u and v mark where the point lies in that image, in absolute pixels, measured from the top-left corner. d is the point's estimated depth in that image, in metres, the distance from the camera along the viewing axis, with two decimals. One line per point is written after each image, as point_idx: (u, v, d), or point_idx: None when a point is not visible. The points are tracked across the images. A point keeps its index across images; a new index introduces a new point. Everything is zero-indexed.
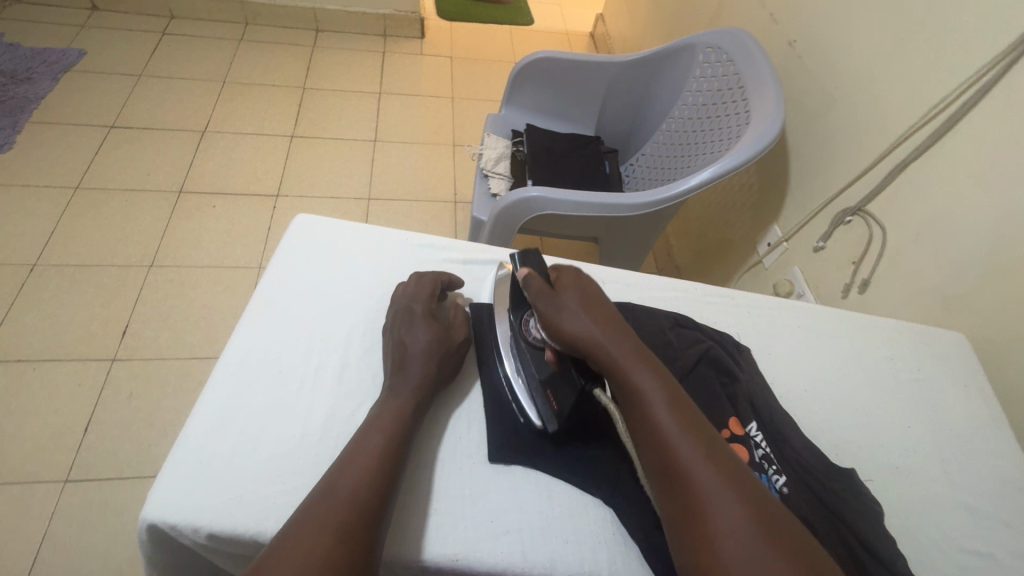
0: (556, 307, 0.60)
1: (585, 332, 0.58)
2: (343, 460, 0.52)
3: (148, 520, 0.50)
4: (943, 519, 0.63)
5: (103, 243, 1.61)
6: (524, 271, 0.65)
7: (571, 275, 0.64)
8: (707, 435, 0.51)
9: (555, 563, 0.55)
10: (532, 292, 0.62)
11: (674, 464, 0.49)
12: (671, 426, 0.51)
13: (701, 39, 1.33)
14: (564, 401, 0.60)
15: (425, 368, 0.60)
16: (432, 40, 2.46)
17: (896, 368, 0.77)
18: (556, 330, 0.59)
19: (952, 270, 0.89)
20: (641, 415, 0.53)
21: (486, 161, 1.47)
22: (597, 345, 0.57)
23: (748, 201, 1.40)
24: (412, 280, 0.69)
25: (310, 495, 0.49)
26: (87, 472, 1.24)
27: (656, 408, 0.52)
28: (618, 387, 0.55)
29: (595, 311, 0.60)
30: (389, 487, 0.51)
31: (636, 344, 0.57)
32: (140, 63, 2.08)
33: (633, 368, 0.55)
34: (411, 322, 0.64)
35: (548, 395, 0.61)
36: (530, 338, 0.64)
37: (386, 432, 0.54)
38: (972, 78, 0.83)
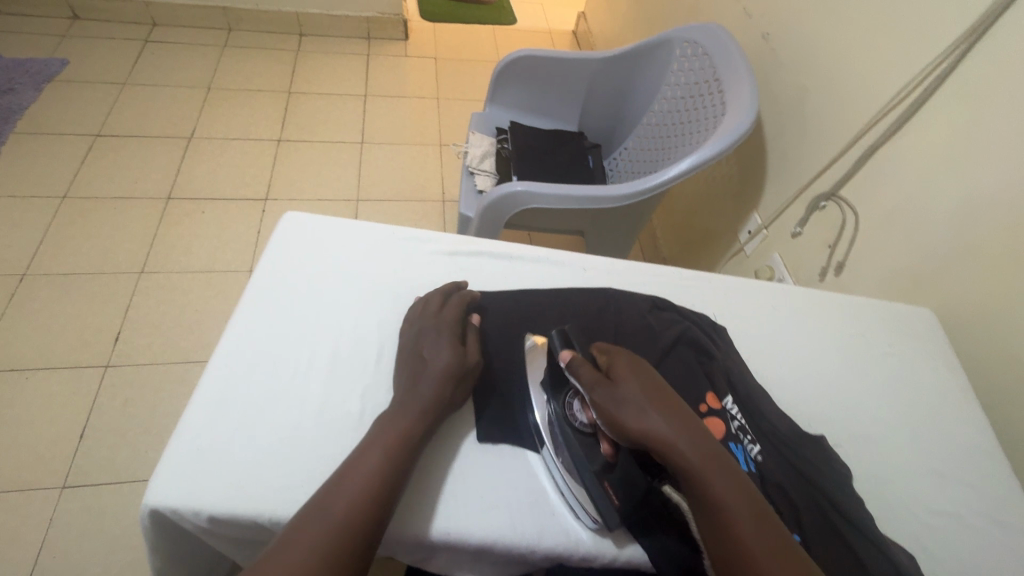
0: (617, 400, 0.55)
1: (653, 431, 0.52)
2: (338, 475, 0.52)
3: (150, 505, 0.52)
4: (912, 483, 0.67)
5: (92, 251, 1.62)
6: (568, 354, 0.61)
7: (627, 360, 0.59)
8: (800, 563, 0.46)
9: (542, 535, 0.57)
10: (586, 381, 0.57)
11: None
12: (761, 552, 0.46)
13: (678, 34, 1.37)
14: (627, 496, 0.55)
15: (438, 388, 0.60)
16: (416, 42, 2.48)
17: (867, 343, 0.80)
18: (619, 426, 0.54)
19: (919, 250, 0.93)
20: (725, 535, 0.48)
21: (472, 158, 1.50)
22: (668, 447, 0.52)
23: (729, 191, 1.43)
24: (431, 300, 0.69)
25: (305, 506, 0.50)
26: (85, 477, 1.25)
27: (742, 528, 0.47)
28: (693, 496, 0.50)
29: (661, 403, 0.54)
30: (394, 493, 0.52)
31: (708, 445, 0.52)
32: (123, 71, 2.09)
33: (712, 477, 0.50)
34: (433, 344, 0.63)
35: (608, 489, 0.55)
36: (579, 425, 0.59)
37: (391, 439, 0.55)
38: (932, 64, 0.87)
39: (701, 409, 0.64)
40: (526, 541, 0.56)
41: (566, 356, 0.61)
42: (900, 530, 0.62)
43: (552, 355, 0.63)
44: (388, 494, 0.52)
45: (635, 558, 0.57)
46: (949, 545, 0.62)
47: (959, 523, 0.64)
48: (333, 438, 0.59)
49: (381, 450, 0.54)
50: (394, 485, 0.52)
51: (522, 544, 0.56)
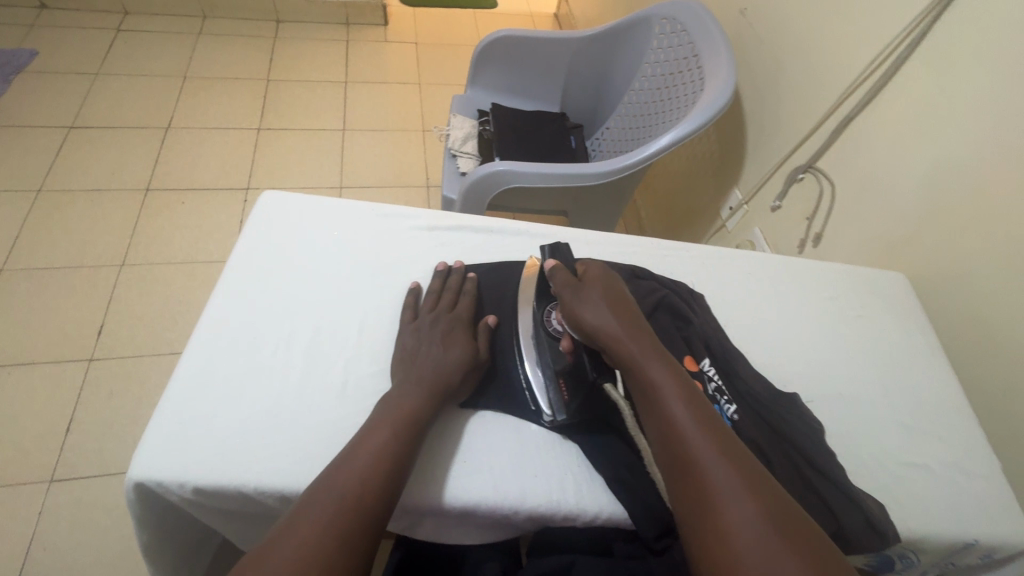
0: (579, 299, 0.61)
1: (605, 326, 0.59)
2: (344, 455, 0.52)
3: (134, 479, 0.53)
4: (882, 436, 0.69)
5: (71, 244, 1.60)
6: (552, 262, 0.67)
7: (599, 270, 0.65)
8: (720, 431, 0.51)
9: (525, 497, 0.58)
10: (558, 283, 0.64)
11: (684, 454, 0.50)
12: (685, 418, 0.51)
13: (656, 11, 1.36)
14: (575, 391, 0.61)
15: (449, 380, 0.61)
16: (396, 27, 2.45)
17: (842, 307, 0.82)
18: (577, 321, 0.60)
19: (892, 217, 0.95)
20: (656, 408, 0.53)
21: (454, 141, 1.48)
22: (615, 339, 0.58)
23: (710, 167, 1.45)
24: (443, 296, 0.70)
25: (311, 486, 0.50)
26: (72, 470, 1.24)
27: (672, 403, 0.53)
28: (634, 382, 0.56)
29: (617, 307, 0.61)
30: (402, 471, 0.52)
31: (654, 343, 0.58)
32: (96, 62, 2.04)
33: (650, 364, 0.56)
34: (447, 337, 0.65)
35: (560, 384, 0.62)
36: (550, 328, 0.65)
37: (403, 421, 0.56)
38: (904, 31, 0.88)
39: None
40: (508, 503, 0.57)
41: (551, 264, 0.67)
42: (871, 481, 0.65)
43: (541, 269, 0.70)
44: (400, 473, 0.52)
45: (616, 515, 0.59)
46: (918, 495, 0.65)
47: (926, 473, 0.67)
48: (317, 408, 0.60)
49: (390, 432, 0.54)
50: (405, 465, 0.53)
51: (506, 504, 0.57)
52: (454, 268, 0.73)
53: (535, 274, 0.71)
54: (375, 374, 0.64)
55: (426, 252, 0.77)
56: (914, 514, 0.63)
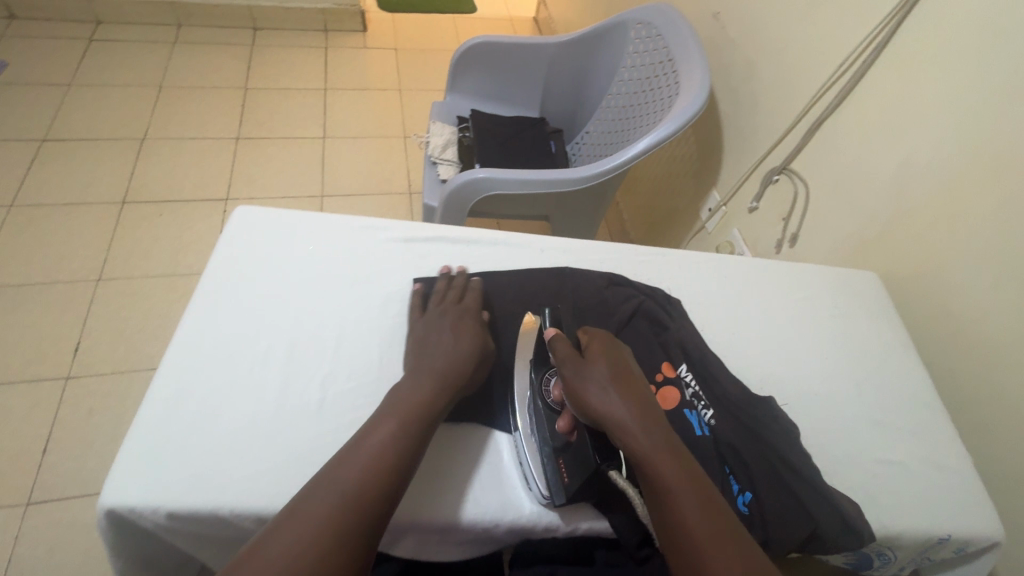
0: (584, 379, 0.59)
1: (612, 411, 0.56)
2: (345, 452, 0.53)
3: (106, 506, 0.52)
4: (856, 435, 0.70)
5: (45, 260, 1.56)
6: (552, 332, 0.65)
7: (603, 345, 0.63)
8: (738, 541, 0.48)
9: (506, 508, 0.58)
10: (561, 356, 0.62)
11: (700, 567, 0.46)
12: (701, 527, 0.48)
13: (631, 16, 1.38)
14: (575, 474, 0.57)
15: (458, 370, 0.62)
16: (375, 33, 2.44)
17: (817, 307, 0.84)
18: (582, 401, 0.58)
19: (863, 217, 0.96)
20: (670, 513, 0.50)
21: (434, 148, 1.49)
22: (622, 428, 0.55)
23: (688, 169, 1.46)
24: (449, 292, 0.71)
25: (302, 491, 0.50)
26: (50, 492, 1.22)
27: (688, 510, 0.49)
28: (643, 479, 0.53)
29: (624, 390, 0.58)
30: (409, 466, 0.53)
31: (664, 433, 0.55)
32: (68, 72, 2.00)
33: (662, 461, 0.52)
34: (456, 331, 0.66)
35: (560, 465, 0.58)
36: (550, 401, 0.62)
37: (409, 412, 0.56)
38: (871, 35, 0.90)
39: (657, 379, 0.67)
40: (490, 515, 0.57)
41: (551, 333, 0.65)
42: (846, 481, 0.66)
43: (540, 335, 0.67)
44: (407, 467, 0.53)
45: (597, 525, 0.59)
46: (894, 492, 0.66)
47: (900, 470, 0.68)
48: (293, 427, 0.59)
49: (396, 423, 0.55)
50: (412, 454, 0.54)
51: (488, 517, 0.57)
52: (457, 272, 0.74)
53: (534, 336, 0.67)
54: (352, 390, 0.63)
55: (402, 264, 0.76)
56: (889, 512, 0.64)
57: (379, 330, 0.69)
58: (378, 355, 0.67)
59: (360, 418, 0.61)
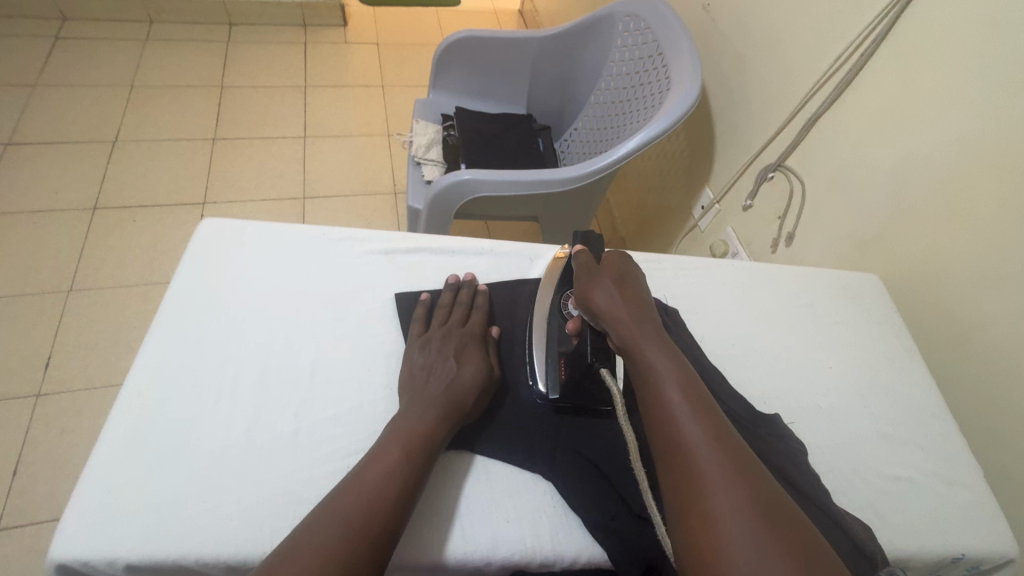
0: (590, 280, 0.63)
1: (610, 307, 0.59)
2: (347, 482, 0.50)
3: (56, 559, 0.47)
4: (862, 449, 0.67)
5: (12, 271, 1.49)
6: (580, 248, 0.67)
7: (618, 257, 0.66)
8: (715, 419, 0.50)
9: (495, 546, 0.54)
10: (579, 263, 0.66)
11: (675, 437, 0.49)
12: (679, 403, 0.50)
13: (619, 7, 1.33)
14: (572, 372, 0.62)
15: (467, 395, 0.59)
16: (356, 27, 2.36)
17: (817, 313, 0.81)
18: (585, 301, 0.62)
19: (862, 217, 0.93)
20: (650, 392, 0.53)
21: (418, 148, 1.43)
22: (617, 320, 0.58)
23: (680, 166, 1.42)
24: (458, 306, 0.68)
25: (286, 540, 0.46)
26: (21, 518, 1.15)
27: (666, 387, 0.52)
28: (632, 366, 0.56)
29: (626, 292, 0.61)
30: (407, 505, 0.50)
31: (657, 329, 0.58)
32: (34, 72, 1.91)
33: (649, 348, 0.55)
34: (462, 353, 0.63)
35: (561, 364, 0.63)
36: (565, 311, 0.67)
37: (415, 439, 0.54)
38: (868, 30, 0.86)
39: None
40: (478, 555, 0.53)
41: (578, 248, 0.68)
42: (853, 499, 0.63)
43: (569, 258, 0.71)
44: (406, 503, 0.50)
45: (596, 557, 0.55)
46: (903, 506, 0.63)
47: (908, 485, 0.65)
48: (264, 462, 0.55)
49: (401, 452, 0.53)
50: (415, 486, 0.51)
51: (476, 556, 0.53)
52: (466, 281, 0.72)
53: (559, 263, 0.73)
54: (327, 419, 0.59)
55: (382, 279, 0.71)
56: (897, 528, 0.61)
57: (359, 352, 0.65)
58: (357, 380, 0.62)
59: (338, 449, 0.57)
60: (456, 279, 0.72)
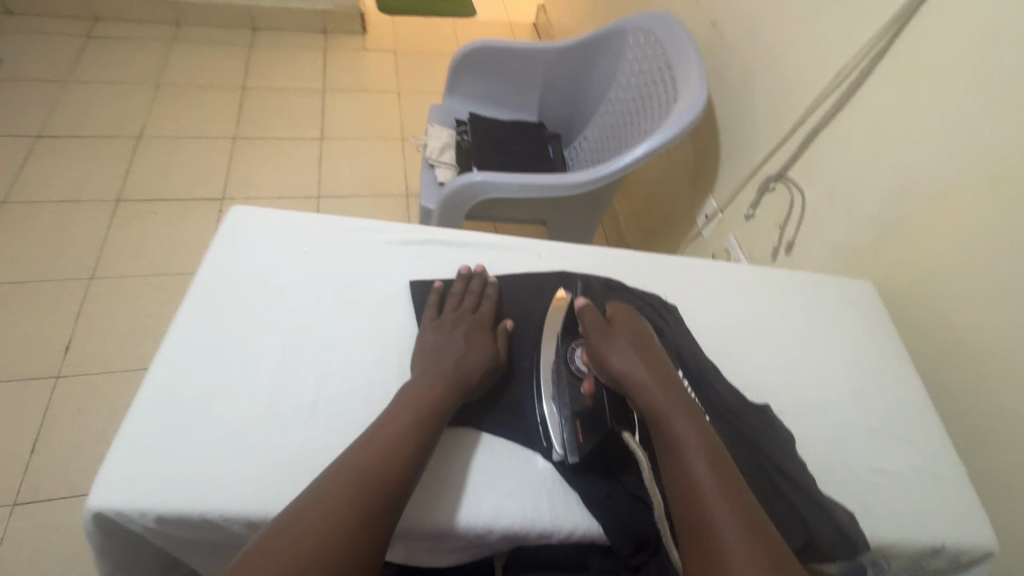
0: (607, 343, 0.63)
1: (632, 373, 0.60)
2: (356, 445, 0.54)
3: (93, 508, 0.51)
4: (852, 444, 0.70)
5: (36, 257, 1.55)
6: (582, 301, 0.68)
7: (629, 316, 0.67)
8: (746, 500, 0.51)
9: (498, 515, 0.57)
10: (588, 322, 0.65)
11: (709, 522, 0.49)
12: (711, 484, 0.51)
13: (631, 23, 1.38)
14: (590, 434, 0.60)
15: (474, 372, 0.63)
16: (374, 35, 2.44)
17: (812, 315, 0.84)
18: (604, 364, 0.62)
19: (860, 226, 0.97)
20: (677, 466, 0.54)
21: (432, 150, 1.48)
22: (641, 387, 0.59)
23: (686, 176, 1.47)
24: (470, 293, 0.72)
25: (299, 496, 0.50)
26: (37, 494, 1.19)
27: (695, 464, 0.53)
28: (657, 437, 0.56)
29: (644, 355, 0.62)
30: (412, 474, 0.53)
31: (679, 397, 0.59)
32: (64, 69, 1.99)
33: (675, 420, 0.56)
34: (470, 336, 0.67)
35: (577, 426, 0.61)
36: (573, 366, 0.66)
37: (424, 408, 0.58)
38: (864, 51, 0.91)
39: None
40: (482, 521, 0.57)
41: (580, 302, 0.68)
42: (840, 490, 0.66)
43: (569, 306, 0.71)
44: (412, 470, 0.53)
45: (591, 530, 0.59)
46: (886, 497, 0.66)
47: (893, 479, 0.68)
48: (284, 432, 0.59)
49: (411, 417, 0.57)
50: (423, 449, 0.55)
51: (479, 523, 0.57)
52: (477, 272, 0.75)
53: (564, 305, 0.72)
54: (342, 395, 0.63)
55: (399, 268, 0.76)
56: (883, 519, 0.64)
57: (373, 335, 0.68)
58: (370, 360, 0.66)
59: (352, 421, 0.61)
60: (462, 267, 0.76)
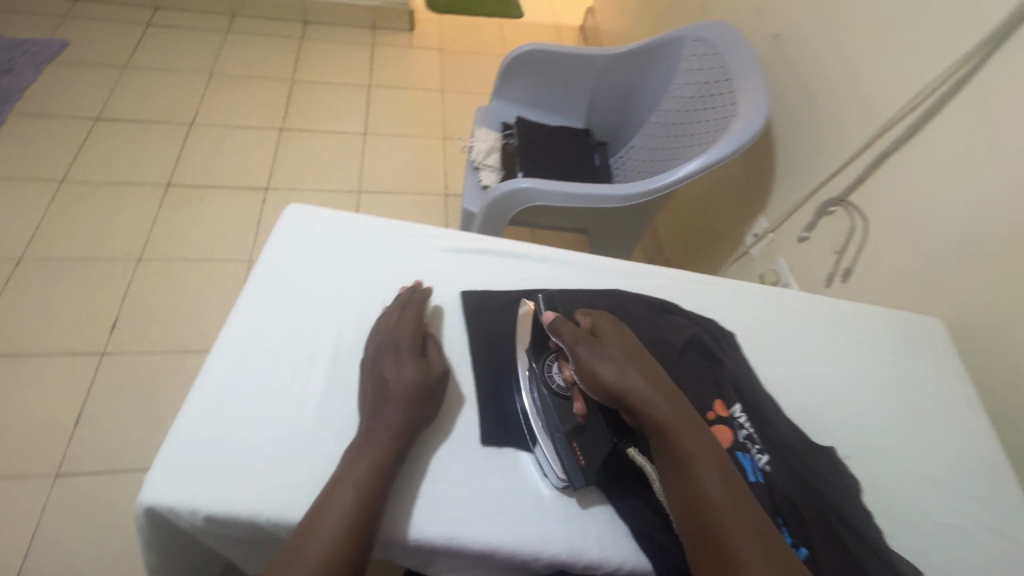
0: (598, 357, 0.59)
1: (629, 385, 0.57)
2: (311, 516, 0.50)
3: (145, 503, 0.51)
4: (916, 494, 0.66)
5: (90, 236, 1.60)
6: (551, 315, 0.64)
7: (608, 321, 0.64)
8: (749, 504, 0.52)
9: (545, 544, 0.56)
10: (570, 338, 0.61)
11: (722, 534, 0.50)
12: (720, 493, 0.52)
13: (688, 32, 1.35)
14: (592, 456, 0.57)
15: (404, 412, 0.57)
16: (421, 33, 2.45)
17: (876, 352, 0.80)
18: (597, 380, 0.58)
19: (928, 260, 0.92)
20: (685, 477, 0.53)
21: (477, 153, 1.48)
22: (644, 402, 0.56)
23: (734, 192, 1.42)
24: (407, 312, 0.67)
25: (279, 553, 0.48)
26: (77, 466, 1.23)
27: (704, 474, 0.53)
28: (662, 448, 0.55)
29: (640, 365, 0.59)
30: (367, 537, 0.50)
31: (680, 405, 0.58)
32: (124, 54, 2.06)
33: (680, 430, 0.55)
34: (394, 364, 0.61)
35: (575, 449, 0.58)
36: (553, 386, 0.61)
37: (366, 470, 0.52)
38: (936, 81, 0.87)
39: (707, 417, 0.63)
40: (529, 549, 0.55)
41: (549, 317, 0.64)
42: (904, 542, 0.62)
43: (538, 319, 0.67)
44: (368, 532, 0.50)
45: (640, 566, 0.57)
46: (951, 556, 0.62)
47: (959, 535, 0.64)
48: (333, 436, 0.58)
49: (354, 487, 0.51)
50: (376, 511, 0.51)
51: (525, 551, 0.55)
52: (417, 290, 0.70)
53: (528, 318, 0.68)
54: None
55: (451, 277, 0.75)
56: None
57: None
58: None
59: None
60: (403, 288, 0.71)
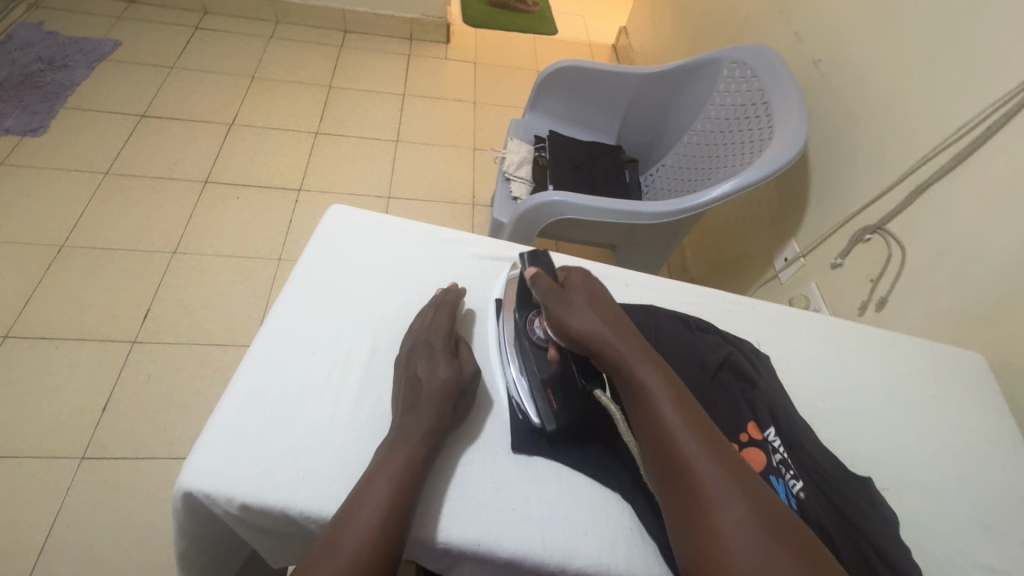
0: (564, 306, 0.60)
1: (592, 331, 0.58)
2: (345, 509, 0.50)
3: (183, 487, 0.52)
4: (955, 535, 0.64)
5: (129, 227, 1.65)
6: (531, 270, 0.66)
7: (580, 274, 0.65)
8: (710, 431, 0.51)
9: (572, 556, 0.55)
10: (542, 290, 0.63)
11: (680, 461, 0.49)
12: (677, 423, 0.51)
13: (727, 54, 1.35)
14: (564, 402, 0.61)
15: (436, 413, 0.57)
16: (457, 45, 2.50)
17: (914, 384, 0.78)
18: (563, 327, 0.59)
19: (969, 294, 0.90)
20: (645, 413, 0.53)
21: (509, 165, 1.51)
22: (605, 343, 0.57)
23: (766, 215, 1.41)
24: (440, 312, 0.67)
25: (313, 544, 0.48)
26: (102, 451, 1.26)
27: (662, 405, 0.53)
28: (623, 386, 0.56)
29: (602, 310, 0.60)
30: (399, 534, 0.50)
31: (641, 344, 0.58)
32: (172, 55, 2.14)
33: (640, 366, 0.55)
34: (427, 362, 0.62)
35: (549, 394, 0.61)
36: (533, 335, 0.65)
37: (399, 466, 0.53)
38: (986, 111, 0.86)
39: (741, 439, 0.63)
40: (557, 559, 0.55)
41: (529, 271, 0.66)
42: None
43: (522, 277, 0.69)
44: (401, 529, 0.50)
45: None
46: None
47: None
48: (366, 434, 0.59)
49: (387, 480, 0.52)
50: (409, 507, 0.51)
51: (552, 560, 0.55)
52: (450, 292, 0.71)
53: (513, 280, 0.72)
54: None
55: (486, 285, 0.76)
56: None
57: None
58: None
59: None
60: (438, 290, 0.72)
